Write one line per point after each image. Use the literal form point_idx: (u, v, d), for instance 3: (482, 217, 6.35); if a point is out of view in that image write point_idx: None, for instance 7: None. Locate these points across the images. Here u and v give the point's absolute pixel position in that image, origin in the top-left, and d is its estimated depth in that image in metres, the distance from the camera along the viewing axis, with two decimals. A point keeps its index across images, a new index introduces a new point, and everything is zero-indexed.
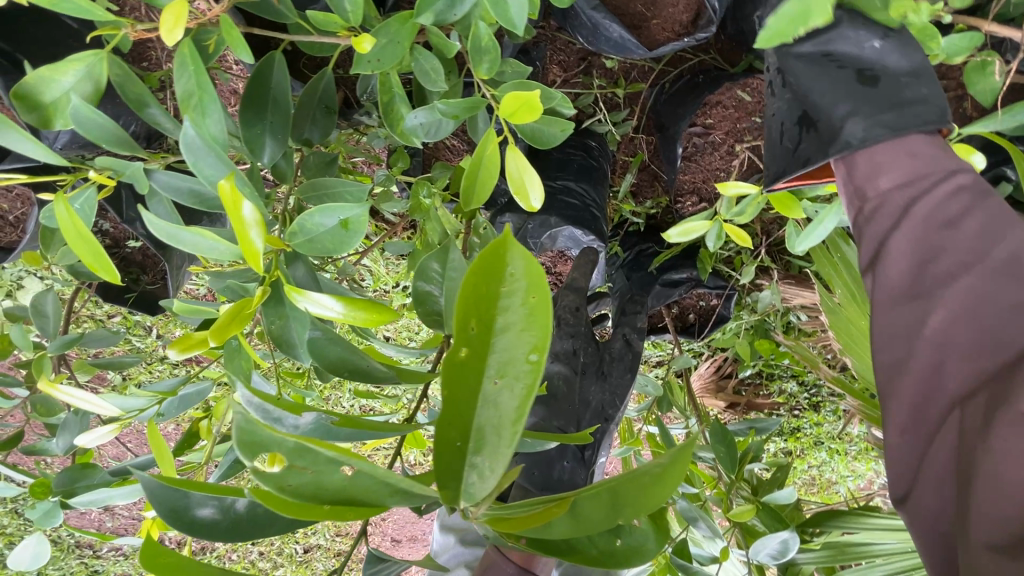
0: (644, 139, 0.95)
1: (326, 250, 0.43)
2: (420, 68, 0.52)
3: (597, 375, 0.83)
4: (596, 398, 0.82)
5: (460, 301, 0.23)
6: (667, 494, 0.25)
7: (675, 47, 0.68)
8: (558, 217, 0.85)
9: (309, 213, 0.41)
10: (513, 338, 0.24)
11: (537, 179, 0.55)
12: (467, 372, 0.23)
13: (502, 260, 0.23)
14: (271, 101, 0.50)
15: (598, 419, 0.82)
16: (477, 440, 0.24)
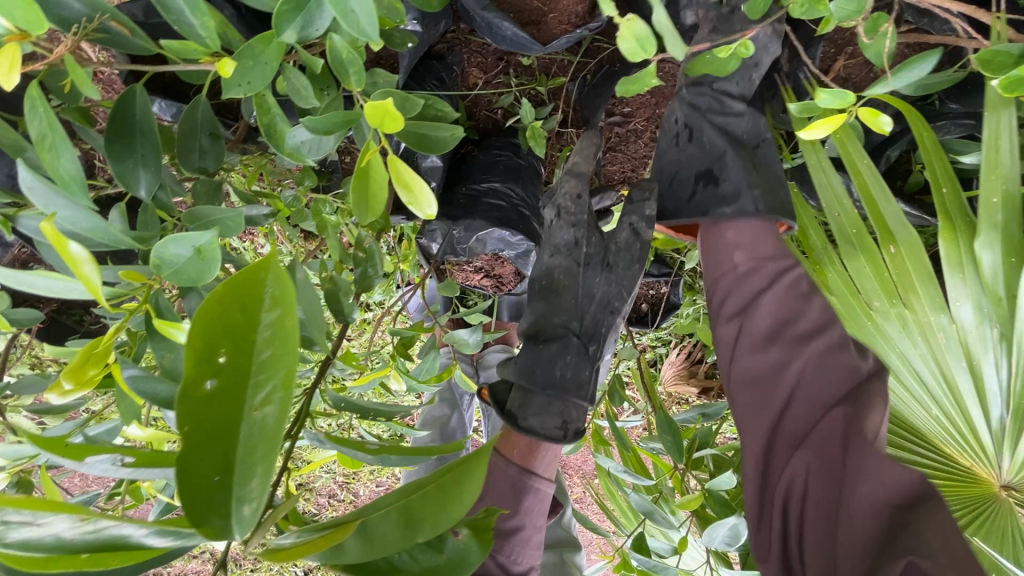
0: (572, 133, 0.95)
1: (192, 280, 0.43)
2: (290, 87, 0.52)
3: (601, 266, 0.75)
4: (601, 290, 0.75)
5: (196, 330, 0.22)
6: (459, 507, 0.25)
7: (571, 40, 0.67)
8: (482, 220, 0.83)
9: (158, 243, 0.40)
10: (271, 362, 0.23)
11: (427, 186, 0.55)
12: (219, 405, 0.23)
13: (258, 282, 0.23)
14: (139, 133, 0.49)
15: (604, 313, 0.75)
16: (238, 472, 0.23)
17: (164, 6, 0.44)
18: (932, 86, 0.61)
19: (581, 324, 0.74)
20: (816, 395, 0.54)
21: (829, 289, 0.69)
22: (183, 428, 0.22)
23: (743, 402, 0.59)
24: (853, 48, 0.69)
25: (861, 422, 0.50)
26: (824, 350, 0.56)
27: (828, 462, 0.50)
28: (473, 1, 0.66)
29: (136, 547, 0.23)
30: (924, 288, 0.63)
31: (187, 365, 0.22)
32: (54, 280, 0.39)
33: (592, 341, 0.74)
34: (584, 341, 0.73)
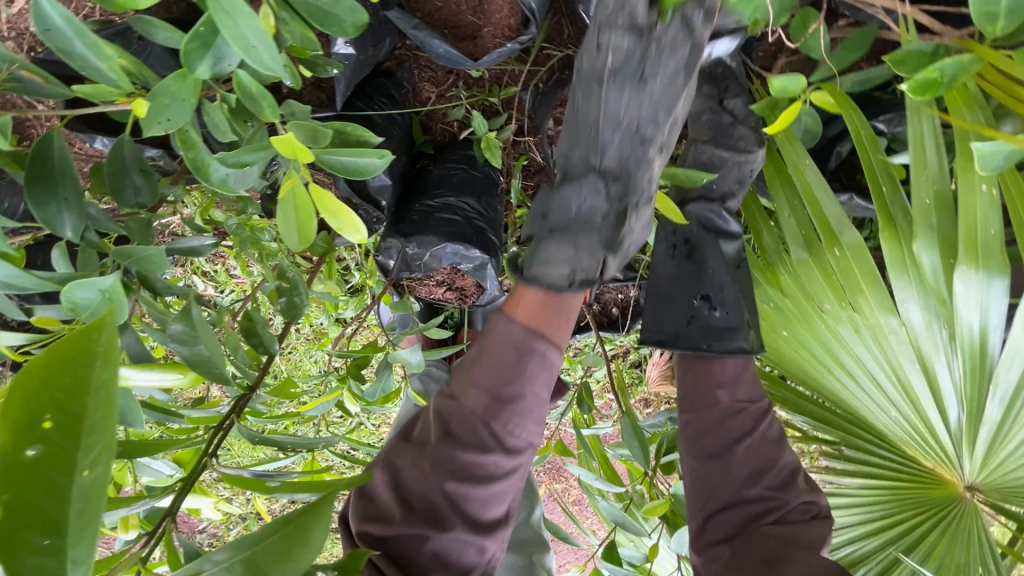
0: (529, 142, 0.94)
1: (105, 323, 0.44)
2: (210, 122, 0.53)
3: (634, 74, 0.52)
4: (622, 110, 0.54)
5: (14, 397, 0.21)
6: (305, 554, 0.25)
7: (505, 54, 0.67)
8: (436, 235, 0.83)
9: (64, 291, 0.41)
10: (101, 428, 0.23)
11: (351, 213, 0.55)
12: (39, 467, 0.23)
13: (91, 343, 0.22)
14: (60, 177, 0.50)
15: (635, 143, 0.55)
16: (59, 530, 0.23)
17: (67, 55, 0.44)
18: (866, 81, 0.60)
19: (604, 157, 0.55)
20: (764, 487, 0.62)
21: (781, 292, 0.68)
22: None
23: (695, 483, 0.64)
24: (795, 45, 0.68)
25: (804, 531, 0.58)
26: (779, 453, 0.64)
27: (774, 554, 0.56)
28: (403, 21, 0.66)
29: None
30: (871, 289, 0.59)
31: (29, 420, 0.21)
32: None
33: (618, 181, 0.55)
34: (641, 139, 0.55)
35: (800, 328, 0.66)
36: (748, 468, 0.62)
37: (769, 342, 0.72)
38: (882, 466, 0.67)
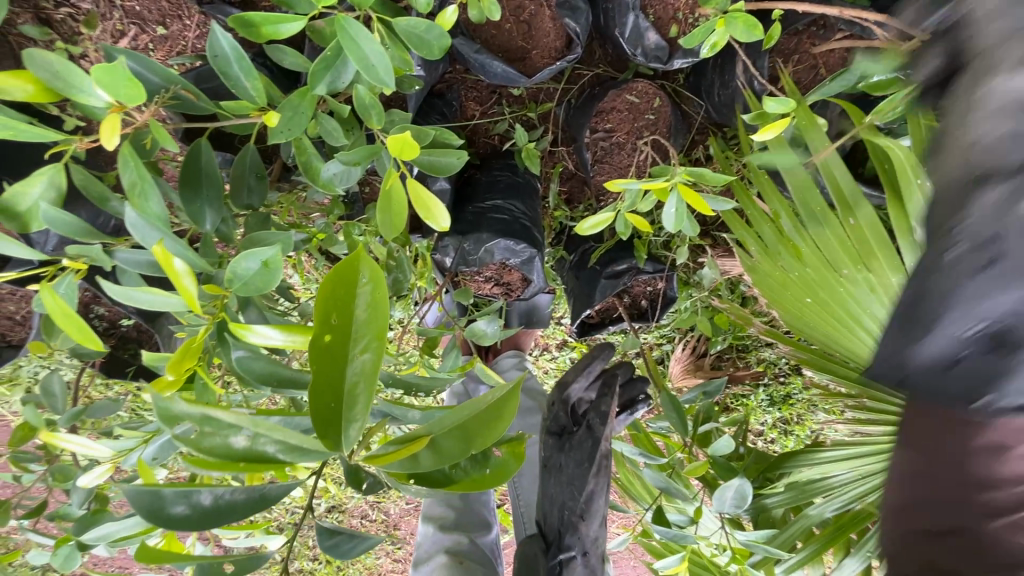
0: (564, 151, 1.05)
1: (258, 289, 0.53)
2: (324, 130, 0.63)
3: (555, 469, 0.96)
4: (556, 490, 0.94)
5: (320, 299, 0.29)
6: (503, 428, 0.32)
7: (554, 69, 0.79)
8: (489, 232, 0.93)
9: (235, 259, 0.51)
10: (366, 322, 0.31)
11: (438, 204, 0.63)
12: (334, 352, 0.30)
13: (355, 270, 0.30)
14: (205, 178, 0.61)
15: (570, 518, 0.90)
16: (348, 399, 0.31)
17: (226, 74, 0.56)
18: (864, 83, 0.72)
19: (556, 520, 0.93)
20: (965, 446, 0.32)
21: (803, 263, 0.76)
22: (313, 369, 0.30)
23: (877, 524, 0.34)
24: (799, 57, 0.80)
25: None
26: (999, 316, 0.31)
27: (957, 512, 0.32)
28: (467, 46, 0.77)
29: (274, 462, 0.31)
30: (884, 253, 0.70)
31: (312, 324, 0.29)
32: (152, 295, 0.50)
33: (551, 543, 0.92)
34: (543, 535, 0.94)
35: (826, 294, 0.75)
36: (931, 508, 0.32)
37: (796, 309, 0.80)
38: (903, 413, 0.75)
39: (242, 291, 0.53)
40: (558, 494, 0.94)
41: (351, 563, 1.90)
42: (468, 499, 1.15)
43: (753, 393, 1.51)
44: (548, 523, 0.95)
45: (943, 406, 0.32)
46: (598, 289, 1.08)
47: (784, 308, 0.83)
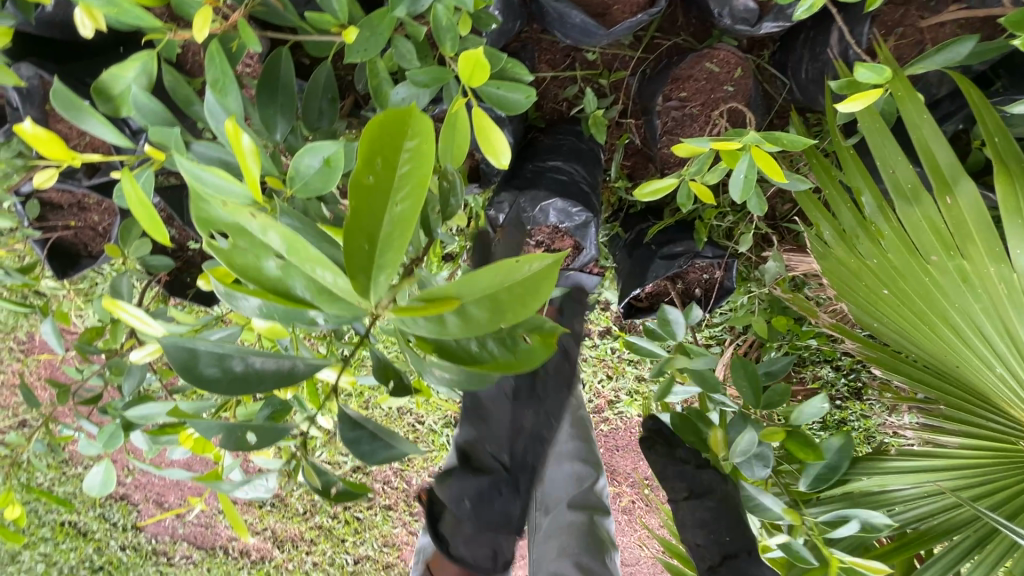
0: (632, 123, 1.02)
1: (317, 187, 0.54)
2: (398, 53, 0.63)
3: (531, 401, 0.87)
4: (529, 423, 0.84)
5: (367, 139, 0.29)
6: (535, 307, 0.32)
7: (633, 23, 0.76)
8: (547, 191, 0.91)
9: (301, 154, 0.52)
10: (410, 178, 0.31)
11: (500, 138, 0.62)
12: (374, 194, 0.30)
13: (407, 119, 0.30)
14: (281, 89, 0.62)
15: (536, 443, 0.85)
16: (378, 247, 0.32)
17: None
18: (979, 55, 0.66)
19: (510, 457, 0.81)
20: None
21: (882, 249, 0.70)
22: (351, 205, 0.30)
23: None
24: (904, 31, 0.74)
25: None
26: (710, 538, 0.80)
27: None
28: None
29: (295, 298, 0.35)
30: (983, 238, 0.63)
31: (357, 161, 0.30)
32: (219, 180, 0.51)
33: (522, 473, 0.81)
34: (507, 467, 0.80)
35: (907, 286, 0.69)
36: None
37: (868, 302, 0.74)
38: (986, 430, 0.69)
39: (300, 189, 0.53)
40: (529, 425, 0.85)
41: (367, 527, 1.93)
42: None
43: (806, 413, 1.41)
44: (512, 458, 0.80)
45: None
46: (652, 270, 1.03)
47: (852, 302, 0.77)
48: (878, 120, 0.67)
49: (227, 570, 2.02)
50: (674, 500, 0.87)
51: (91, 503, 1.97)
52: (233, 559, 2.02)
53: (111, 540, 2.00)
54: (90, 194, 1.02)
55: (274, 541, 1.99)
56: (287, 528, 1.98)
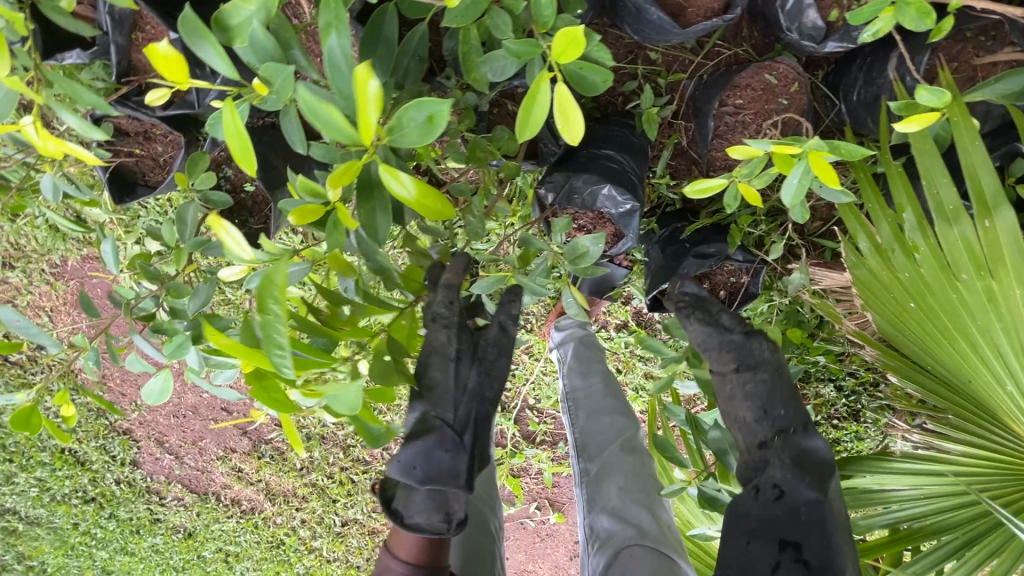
0: (682, 125, 1.07)
1: (415, 141, 0.56)
2: (493, 23, 0.67)
3: (473, 361, 0.74)
4: (472, 382, 0.73)
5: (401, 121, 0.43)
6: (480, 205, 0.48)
7: (708, 26, 0.81)
8: (599, 176, 0.96)
9: (407, 106, 0.54)
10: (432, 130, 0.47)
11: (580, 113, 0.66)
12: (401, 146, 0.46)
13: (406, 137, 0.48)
14: (382, 43, 0.67)
15: (478, 403, 0.74)
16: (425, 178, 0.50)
17: None
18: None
19: (455, 416, 0.70)
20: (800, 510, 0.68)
21: (916, 263, 0.76)
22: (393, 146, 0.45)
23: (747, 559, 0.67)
24: (959, 66, 0.79)
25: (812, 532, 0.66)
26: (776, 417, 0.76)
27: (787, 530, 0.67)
28: None
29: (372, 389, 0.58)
30: (1013, 262, 0.67)
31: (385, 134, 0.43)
32: (331, 118, 0.53)
33: (463, 429, 0.70)
34: (455, 433, 0.69)
35: (933, 299, 0.75)
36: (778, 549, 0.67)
37: (894, 312, 0.81)
38: (990, 439, 0.74)
39: (398, 139, 0.56)
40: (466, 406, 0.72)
41: (360, 490, 1.98)
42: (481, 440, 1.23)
43: None
44: (455, 413, 0.70)
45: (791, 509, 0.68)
46: (684, 265, 1.08)
47: (879, 310, 0.83)
48: (928, 144, 0.71)
49: (216, 517, 2.06)
50: (719, 372, 0.82)
51: (93, 434, 2.00)
52: (223, 507, 2.06)
53: (107, 474, 2.02)
54: (158, 124, 1.06)
55: (266, 494, 2.03)
56: (282, 482, 2.01)
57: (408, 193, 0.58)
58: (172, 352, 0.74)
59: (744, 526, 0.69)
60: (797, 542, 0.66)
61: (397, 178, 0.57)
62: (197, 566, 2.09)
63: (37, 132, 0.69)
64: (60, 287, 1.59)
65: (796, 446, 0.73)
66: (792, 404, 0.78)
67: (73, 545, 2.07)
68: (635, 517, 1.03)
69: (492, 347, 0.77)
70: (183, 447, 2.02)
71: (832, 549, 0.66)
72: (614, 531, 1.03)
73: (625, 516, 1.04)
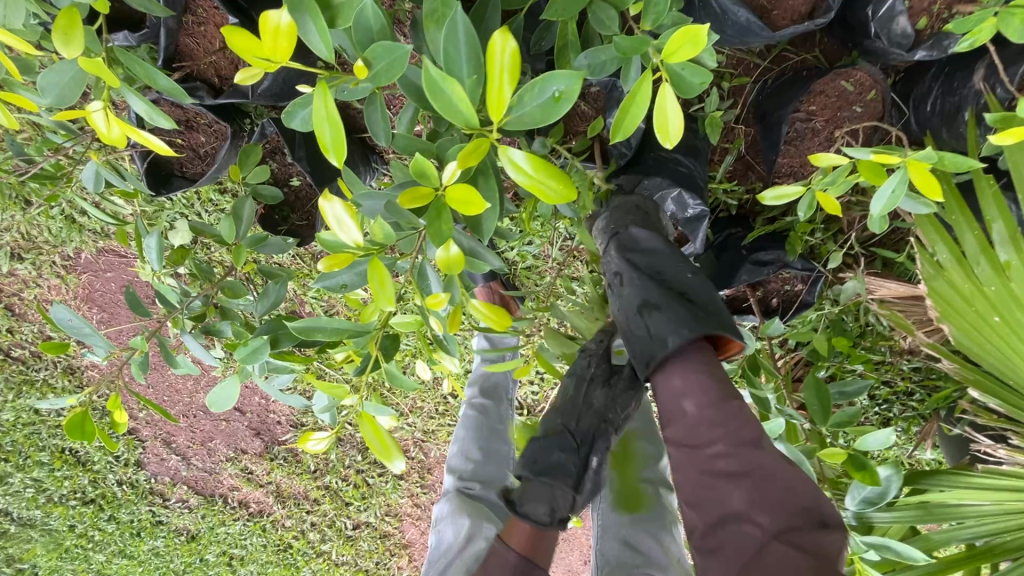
0: (742, 130, 1.04)
1: (534, 123, 0.47)
2: (598, 18, 0.65)
3: (604, 384, 0.92)
4: (599, 402, 0.91)
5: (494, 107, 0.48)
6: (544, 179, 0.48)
7: (798, 29, 0.79)
8: (668, 180, 0.95)
9: (531, 82, 0.46)
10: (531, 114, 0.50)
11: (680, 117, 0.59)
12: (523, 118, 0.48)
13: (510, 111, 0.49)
14: (483, 35, 0.63)
15: (600, 422, 0.91)
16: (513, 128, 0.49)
17: None
18: None
19: (578, 426, 0.90)
20: (779, 499, 0.60)
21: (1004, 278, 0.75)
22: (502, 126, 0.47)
23: (711, 506, 0.62)
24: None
25: (768, 514, 0.59)
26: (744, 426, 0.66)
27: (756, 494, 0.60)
28: None
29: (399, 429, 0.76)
30: None
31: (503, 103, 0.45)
32: (451, 92, 0.45)
33: (585, 443, 0.90)
34: (574, 439, 0.89)
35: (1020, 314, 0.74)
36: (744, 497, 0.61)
37: (974, 327, 0.80)
38: None
39: (514, 123, 0.48)
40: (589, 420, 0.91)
41: (375, 494, 1.93)
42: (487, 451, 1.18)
43: None
44: (580, 423, 0.90)
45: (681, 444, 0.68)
46: (741, 273, 1.09)
47: (956, 324, 0.82)
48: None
49: (223, 519, 1.98)
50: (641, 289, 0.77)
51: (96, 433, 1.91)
52: (230, 510, 1.98)
53: (109, 474, 1.94)
54: (202, 112, 1.00)
55: (275, 497, 1.96)
56: (293, 485, 1.95)
57: (519, 175, 0.46)
58: (245, 360, 0.73)
59: (703, 466, 0.64)
60: (656, 304, 0.75)
61: (509, 156, 0.45)
62: (200, 570, 2.01)
63: (105, 118, 0.64)
64: (72, 280, 1.51)
65: (671, 308, 0.73)
66: (689, 327, 0.71)
67: (68, 548, 1.97)
68: (644, 547, 1.00)
69: (623, 379, 0.93)
70: (191, 447, 1.95)
71: (742, 426, 0.66)
72: (623, 558, 0.99)
73: (634, 544, 1.01)
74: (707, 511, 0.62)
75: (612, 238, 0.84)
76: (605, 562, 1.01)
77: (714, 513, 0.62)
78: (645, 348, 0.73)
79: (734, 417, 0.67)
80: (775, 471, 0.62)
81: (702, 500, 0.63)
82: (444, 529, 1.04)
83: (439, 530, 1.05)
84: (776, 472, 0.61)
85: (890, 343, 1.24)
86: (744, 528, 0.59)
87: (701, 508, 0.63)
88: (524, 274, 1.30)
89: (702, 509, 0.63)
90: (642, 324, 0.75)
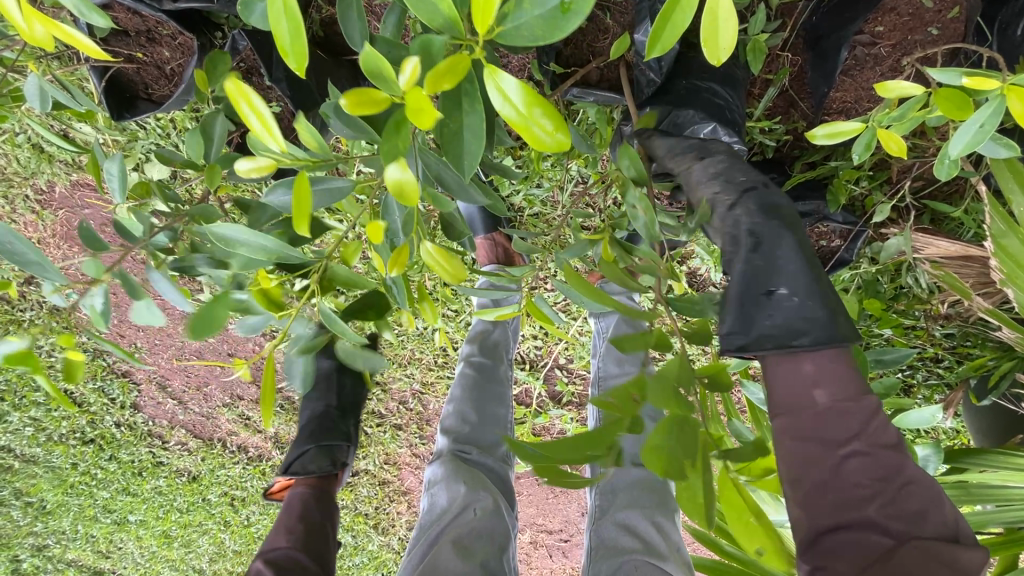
0: (790, 58, 0.89)
1: (534, 40, 0.32)
2: None
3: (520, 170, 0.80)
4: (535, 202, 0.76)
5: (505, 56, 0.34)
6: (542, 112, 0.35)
7: None
8: (701, 114, 0.82)
9: None
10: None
11: (736, 31, 0.36)
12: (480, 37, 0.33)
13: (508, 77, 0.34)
14: None
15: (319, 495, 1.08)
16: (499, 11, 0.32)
17: None
18: None
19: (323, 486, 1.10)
20: (911, 507, 0.56)
21: None
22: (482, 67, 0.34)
23: (836, 512, 0.56)
24: None
25: (902, 523, 0.55)
26: (886, 426, 0.60)
27: (891, 504, 0.56)
28: None
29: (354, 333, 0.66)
30: None
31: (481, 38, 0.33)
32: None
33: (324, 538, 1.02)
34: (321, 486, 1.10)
35: None
36: (874, 503, 0.56)
37: None
38: None
39: (509, 40, 0.33)
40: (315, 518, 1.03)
41: (373, 444, 1.76)
42: (483, 413, 1.15)
43: None
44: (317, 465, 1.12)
45: (815, 440, 0.59)
46: None
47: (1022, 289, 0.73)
48: None
49: (222, 462, 1.97)
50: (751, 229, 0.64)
51: (90, 375, 1.86)
52: (229, 453, 1.97)
53: (107, 416, 1.90)
54: (164, 22, 0.87)
55: (274, 442, 1.94)
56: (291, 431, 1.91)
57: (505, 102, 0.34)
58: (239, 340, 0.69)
59: (844, 472, 0.57)
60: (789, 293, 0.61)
61: (496, 84, 0.34)
62: (202, 509, 2.02)
63: (20, 8, 0.51)
64: (48, 216, 1.42)
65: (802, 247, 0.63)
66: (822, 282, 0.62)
67: (73, 484, 1.95)
68: (642, 528, 0.90)
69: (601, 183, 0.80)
70: (187, 392, 1.91)
71: (879, 427, 0.60)
72: (618, 542, 0.90)
73: (631, 526, 0.91)
74: (827, 512, 0.57)
75: (748, 192, 0.68)
76: (600, 545, 0.91)
77: (841, 520, 0.56)
78: (774, 338, 0.60)
79: (873, 418, 0.60)
80: (908, 478, 0.57)
81: (820, 501, 0.57)
82: (436, 491, 1.03)
83: (433, 493, 1.04)
84: (917, 482, 0.58)
85: (926, 307, 1.14)
86: (871, 534, 0.55)
87: (822, 512, 0.57)
88: (530, 221, 1.20)
89: (825, 511, 0.57)
90: (769, 310, 0.60)
